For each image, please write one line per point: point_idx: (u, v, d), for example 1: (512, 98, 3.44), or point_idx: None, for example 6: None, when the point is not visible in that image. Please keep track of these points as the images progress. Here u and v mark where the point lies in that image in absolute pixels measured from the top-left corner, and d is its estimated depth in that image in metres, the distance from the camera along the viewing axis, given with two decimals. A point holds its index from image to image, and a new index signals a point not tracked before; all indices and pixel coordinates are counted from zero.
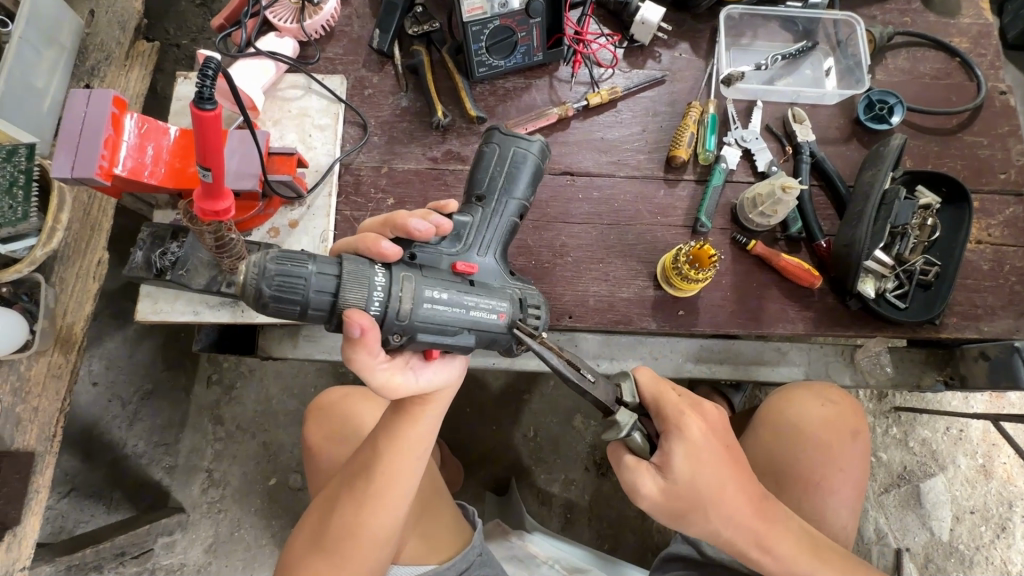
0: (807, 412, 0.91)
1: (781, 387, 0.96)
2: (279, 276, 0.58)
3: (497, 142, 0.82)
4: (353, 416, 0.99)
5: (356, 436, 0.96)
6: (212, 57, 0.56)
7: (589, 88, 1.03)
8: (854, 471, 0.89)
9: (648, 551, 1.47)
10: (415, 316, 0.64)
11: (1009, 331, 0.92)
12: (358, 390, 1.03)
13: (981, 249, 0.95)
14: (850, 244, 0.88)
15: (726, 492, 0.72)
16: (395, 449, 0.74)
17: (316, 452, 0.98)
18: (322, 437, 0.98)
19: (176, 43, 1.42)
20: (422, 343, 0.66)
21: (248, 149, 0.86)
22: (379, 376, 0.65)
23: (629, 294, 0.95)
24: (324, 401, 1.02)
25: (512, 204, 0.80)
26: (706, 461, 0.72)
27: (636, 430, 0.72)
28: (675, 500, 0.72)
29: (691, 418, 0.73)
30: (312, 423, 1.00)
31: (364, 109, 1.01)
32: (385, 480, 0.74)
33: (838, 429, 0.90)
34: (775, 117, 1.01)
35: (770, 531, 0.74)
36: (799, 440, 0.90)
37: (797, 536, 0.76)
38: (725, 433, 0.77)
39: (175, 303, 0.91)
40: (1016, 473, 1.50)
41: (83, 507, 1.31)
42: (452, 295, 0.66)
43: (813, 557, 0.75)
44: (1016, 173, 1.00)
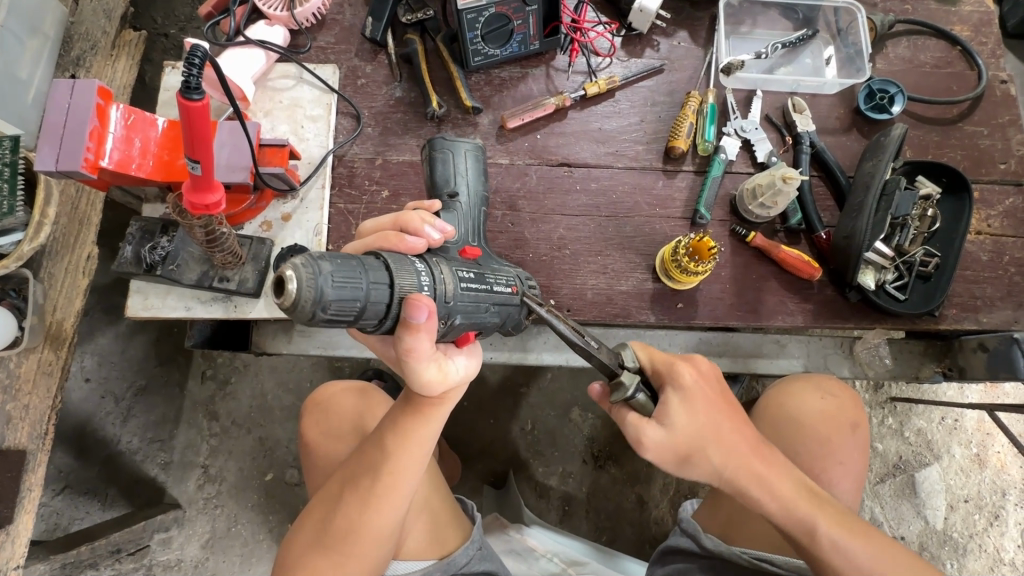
0: (806, 406, 0.91)
1: (781, 381, 0.96)
2: (333, 276, 0.52)
3: (439, 147, 0.80)
4: (349, 412, 0.97)
5: (354, 431, 0.95)
6: (199, 45, 0.55)
7: (587, 77, 1.01)
8: (854, 464, 0.88)
9: (646, 543, 1.48)
10: (459, 295, 0.63)
11: (1008, 322, 0.92)
12: (354, 386, 1.03)
13: (980, 239, 0.95)
14: (850, 237, 0.87)
15: (724, 437, 0.74)
16: (399, 449, 0.73)
17: (313, 447, 0.96)
18: (319, 432, 0.97)
19: (164, 32, 1.39)
20: (460, 328, 0.64)
21: (238, 141, 0.84)
22: (428, 370, 0.63)
23: (628, 287, 0.94)
24: (321, 397, 1.01)
25: (480, 202, 0.81)
26: (703, 402, 0.74)
27: (641, 390, 0.73)
28: (676, 445, 0.73)
29: (682, 367, 0.75)
30: (309, 418, 0.99)
31: (357, 100, 0.99)
32: (392, 480, 0.73)
33: (838, 421, 0.89)
34: (775, 107, 1.00)
35: (769, 474, 0.74)
36: (798, 434, 0.89)
37: (799, 485, 0.74)
38: (720, 385, 0.77)
39: (166, 299, 0.89)
40: (1009, 462, 1.51)
41: (78, 504, 1.32)
42: (478, 275, 0.67)
43: (815, 507, 0.73)
44: (1016, 163, 0.99)
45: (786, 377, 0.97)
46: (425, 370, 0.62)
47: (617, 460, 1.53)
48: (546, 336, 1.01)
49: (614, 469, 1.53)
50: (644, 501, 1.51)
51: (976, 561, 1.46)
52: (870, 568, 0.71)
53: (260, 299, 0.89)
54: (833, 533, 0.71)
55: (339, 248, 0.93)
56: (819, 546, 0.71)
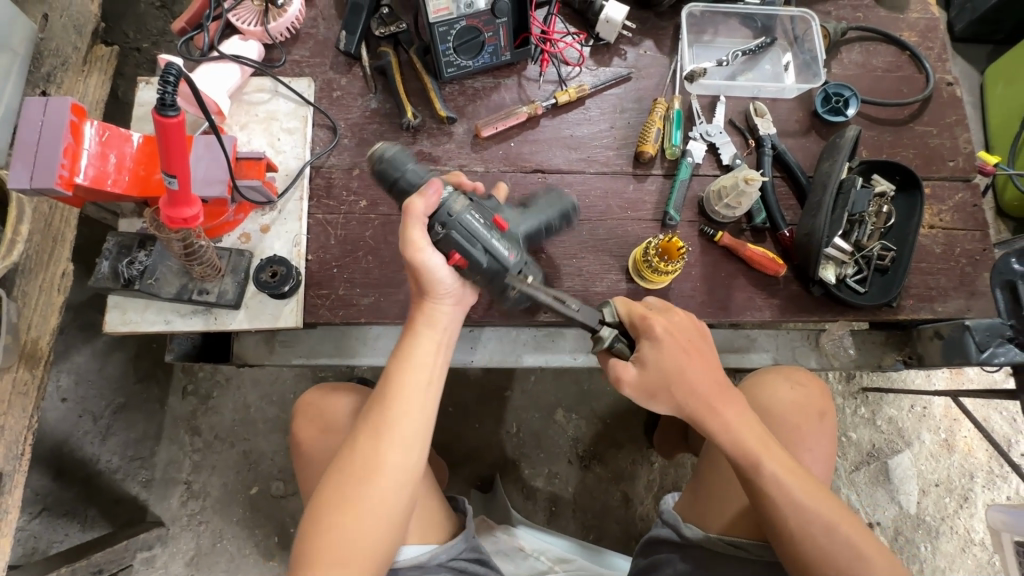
0: (776, 395, 0.94)
1: (754, 374, 0.99)
2: (396, 153, 0.80)
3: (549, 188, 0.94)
4: (338, 413, 0.98)
5: (347, 431, 0.96)
6: (173, 63, 0.57)
7: (557, 86, 1.05)
8: (821, 451, 0.92)
9: (632, 539, 1.54)
10: (461, 215, 0.75)
11: (961, 310, 0.97)
12: (340, 387, 1.02)
13: (934, 233, 1.00)
14: (810, 233, 0.91)
15: (693, 381, 0.79)
16: (402, 373, 0.76)
17: (307, 448, 0.96)
18: (311, 432, 0.97)
19: (136, 47, 1.39)
20: (450, 242, 0.75)
21: (214, 156, 0.85)
22: (421, 233, 0.73)
23: (603, 288, 0.97)
24: (308, 399, 1.01)
25: (543, 229, 0.87)
26: (673, 347, 0.79)
27: (620, 341, 0.82)
28: (648, 379, 0.80)
29: (656, 320, 0.80)
30: (301, 419, 0.99)
31: (333, 112, 1.01)
32: (403, 410, 0.75)
33: (805, 411, 0.93)
34: (737, 111, 1.04)
35: (727, 418, 0.78)
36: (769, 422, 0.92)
37: (759, 434, 0.77)
38: (695, 331, 0.82)
39: (145, 314, 0.89)
40: (976, 446, 1.58)
41: (57, 526, 1.30)
42: (487, 225, 0.77)
43: (764, 451, 0.76)
44: (964, 160, 1.05)
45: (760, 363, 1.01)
46: (416, 229, 0.73)
47: (601, 459, 1.59)
48: (530, 338, 1.01)
49: (599, 468, 1.58)
50: (630, 498, 1.57)
51: (948, 543, 1.52)
52: (808, 512, 0.73)
53: (240, 311, 0.90)
54: (778, 472, 0.75)
55: (319, 257, 0.94)
56: (761, 482, 0.75)
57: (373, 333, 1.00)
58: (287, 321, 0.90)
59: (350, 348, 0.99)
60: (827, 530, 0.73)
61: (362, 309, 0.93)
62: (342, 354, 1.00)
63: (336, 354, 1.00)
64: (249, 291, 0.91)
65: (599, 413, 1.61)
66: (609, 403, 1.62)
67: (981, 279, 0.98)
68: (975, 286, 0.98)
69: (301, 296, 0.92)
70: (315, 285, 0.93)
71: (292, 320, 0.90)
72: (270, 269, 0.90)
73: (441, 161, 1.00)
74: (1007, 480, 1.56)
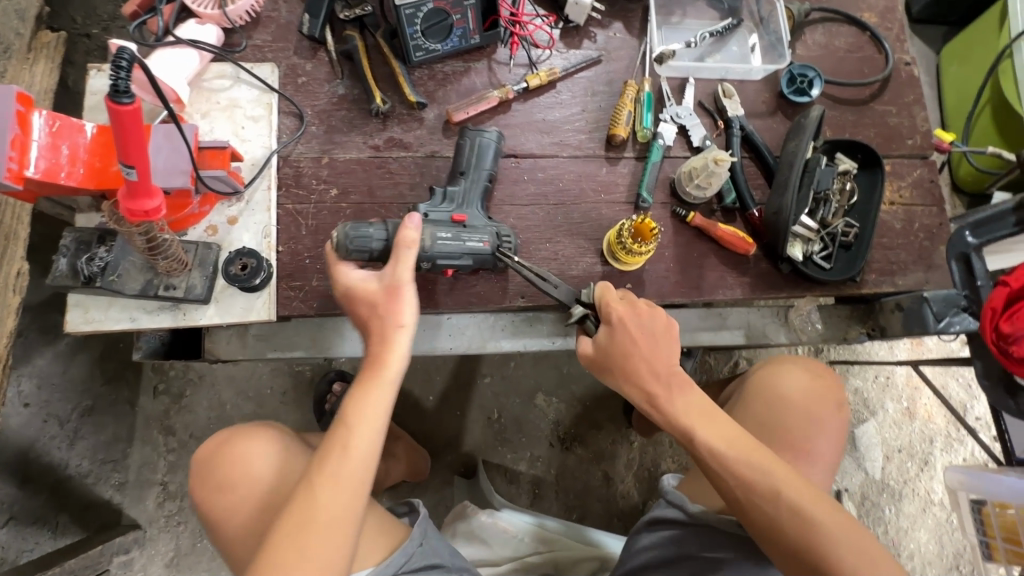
0: (784, 387, 0.97)
1: (772, 361, 1.02)
2: (355, 228, 0.80)
3: (467, 136, 0.93)
4: (235, 463, 0.90)
5: (245, 483, 0.89)
6: (126, 48, 0.54)
7: (528, 70, 1.04)
8: (830, 440, 0.94)
9: (614, 517, 1.58)
10: (436, 246, 0.83)
11: (921, 283, 1.01)
12: (230, 438, 0.93)
13: (894, 209, 1.04)
14: (778, 213, 0.92)
15: (641, 360, 0.80)
16: (355, 422, 0.74)
17: (207, 510, 0.91)
18: (207, 490, 0.91)
19: (86, 33, 1.31)
20: (441, 266, 0.85)
21: (175, 145, 0.82)
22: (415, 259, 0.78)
23: (580, 271, 0.97)
24: (202, 456, 0.94)
25: (487, 182, 0.93)
26: (628, 334, 0.81)
27: (589, 320, 0.87)
28: (602, 355, 0.82)
29: (616, 307, 0.82)
30: (195, 482, 0.92)
31: (299, 99, 0.98)
32: (356, 460, 0.73)
33: (821, 399, 0.96)
34: (706, 93, 1.06)
35: (670, 397, 0.80)
36: (785, 410, 0.95)
37: (697, 407, 0.79)
38: (658, 315, 0.82)
39: (108, 312, 0.86)
40: (935, 412, 1.66)
41: (26, 534, 1.29)
42: (453, 234, 0.84)
43: (701, 425, 0.78)
44: (922, 138, 1.09)
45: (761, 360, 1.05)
46: (399, 257, 0.77)
47: (582, 440, 1.62)
48: (505, 325, 1.01)
49: (580, 449, 1.61)
50: (611, 477, 1.60)
51: (911, 504, 1.60)
52: (744, 476, 0.75)
53: (210, 306, 0.88)
54: (710, 439, 0.77)
55: (290, 248, 0.92)
56: (698, 452, 0.78)
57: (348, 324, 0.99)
58: (260, 314, 0.88)
59: (324, 340, 0.98)
60: (767, 492, 0.74)
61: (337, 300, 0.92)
62: (318, 347, 0.98)
63: (311, 347, 0.98)
64: (218, 285, 0.88)
65: (578, 396, 1.64)
66: (588, 385, 1.64)
67: (938, 252, 1.02)
68: (932, 259, 1.02)
69: (273, 288, 0.90)
70: (287, 277, 0.91)
71: (265, 314, 0.89)
72: (239, 262, 0.88)
73: (413, 148, 0.98)
74: (963, 442, 1.65)
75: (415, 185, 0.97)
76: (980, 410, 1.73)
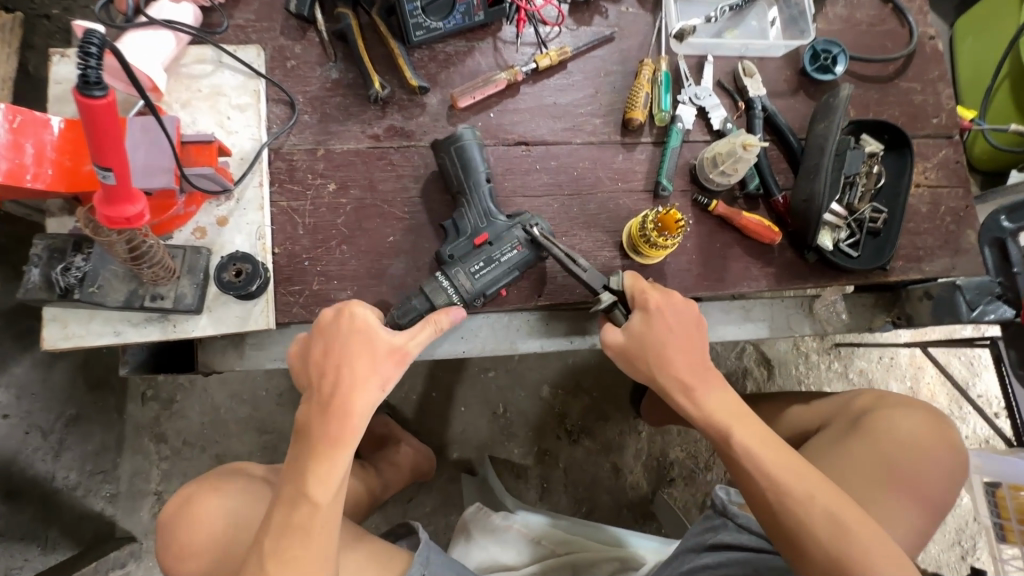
0: (895, 436, 0.81)
1: (884, 397, 0.88)
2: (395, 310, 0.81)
3: (443, 151, 0.85)
4: (198, 521, 0.84)
5: (208, 543, 0.83)
6: (94, 30, 0.47)
7: (536, 49, 0.96)
8: (941, 486, 0.78)
9: (623, 508, 1.55)
10: (478, 283, 0.81)
11: (947, 269, 0.97)
12: (191, 492, 0.88)
13: (919, 192, 1.00)
14: (810, 200, 0.88)
15: (671, 353, 0.74)
16: (317, 488, 0.67)
17: (175, 569, 0.85)
18: (173, 553, 0.85)
19: (44, 13, 1.19)
20: (493, 293, 0.83)
21: (154, 140, 0.73)
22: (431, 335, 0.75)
23: (597, 266, 0.92)
24: (166, 515, 0.88)
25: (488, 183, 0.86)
26: (659, 325, 0.75)
27: (618, 309, 0.80)
28: (629, 346, 0.76)
29: (653, 295, 0.77)
30: (161, 540, 0.87)
31: (289, 85, 0.90)
32: (317, 539, 0.66)
33: (933, 441, 0.81)
34: (726, 72, 0.99)
35: (705, 391, 0.73)
36: (897, 452, 0.79)
37: (727, 406, 0.72)
38: (690, 310, 0.77)
39: (90, 325, 0.78)
40: (938, 391, 1.66)
41: (14, 551, 1.14)
42: (484, 259, 0.82)
43: (735, 424, 0.71)
44: (947, 116, 1.04)
45: (868, 395, 0.89)
46: (420, 327, 0.75)
47: (590, 433, 1.59)
48: (518, 324, 0.95)
49: (588, 441, 1.58)
50: (619, 469, 1.58)
51: None
52: (778, 479, 0.67)
53: (202, 316, 0.80)
54: (746, 439, 0.70)
55: (287, 250, 0.85)
56: (731, 452, 0.70)
57: None
58: (257, 322, 0.81)
59: None
60: (800, 496, 0.66)
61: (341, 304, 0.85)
62: None
63: None
64: (211, 292, 0.81)
65: (585, 387, 1.60)
66: (594, 377, 1.61)
67: (964, 236, 0.99)
68: (959, 244, 0.98)
69: (270, 294, 0.83)
70: (286, 281, 0.84)
71: (263, 321, 0.81)
72: (234, 267, 0.81)
73: (416, 136, 0.91)
74: (965, 421, 1.65)
75: (419, 176, 0.90)
76: (982, 387, 1.71)
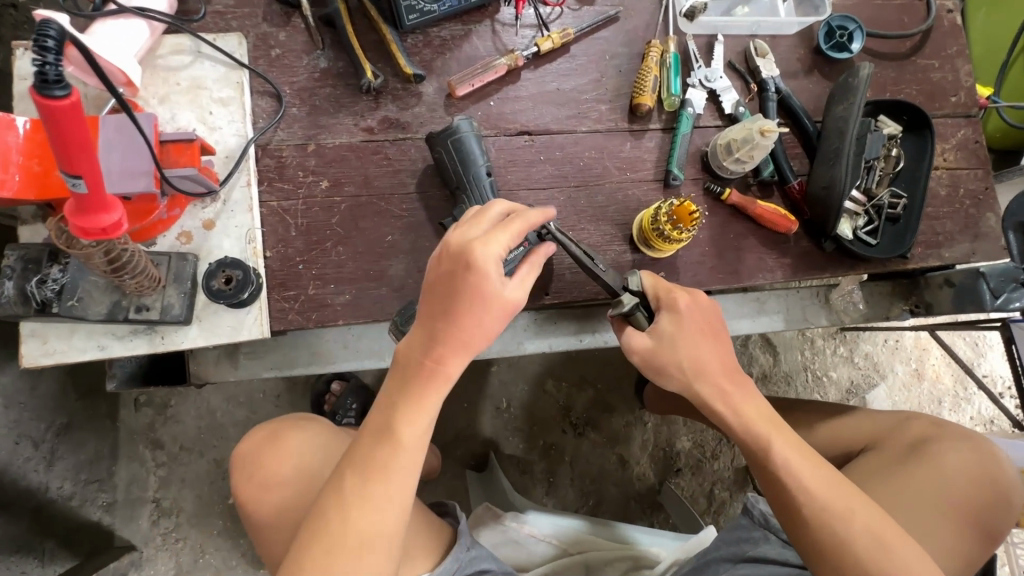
0: (944, 470, 0.77)
1: (938, 426, 0.84)
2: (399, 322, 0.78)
3: (438, 145, 0.79)
4: (282, 458, 0.88)
5: (295, 477, 0.86)
6: (52, 20, 0.41)
7: (537, 32, 0.91)
8: (984, 520, 0.75)
9: (630, 500, 1.54)
10: None
11: (966, 254, 0.94)
12: (279, 430, 0.92)
13: (938, 175, 0.96)
14: (830, 186, 0.84)
15: (702, 361, 0.71)
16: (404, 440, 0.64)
17: (250, 508, 0.87)
18: (252, 487, 0.87)
19: None
20: None
21: (129, 140, 0.68)
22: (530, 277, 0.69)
23: (606, 261, 0.88)
24: (247, 449, 0.91)
25: (488, 176, 0.82)
26: (690, 326, 0.72)
27: (640, 311, 0.75)
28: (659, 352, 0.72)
29: (681, 295, 0.74)
30: (238, 475, 0.89)
31: (274, 75, 0.84)
32: (396, 477, 0.63)
33: (984, 480, 0.77)
34: (736, 52, 0.94)
35: (738, 399, 0.71)
36: (943, 481, 0.76)
37: (764, 415, 0.70)
38: (715, 310, 0.75)
39: (71, 340, 0.73)
40: (943, 372, 1.64)
41: (10, 565, 1.09)
42: None
43: (775, 433, 0.68)
44: (966, 94, 0.99)
45: (924, 422, 0.85)
46: (525, 269, 0.68)
47: (595, 425, 1.56)
48: (525, 323, 0.92)
49: (594, 434, 1.56)
50: (626, 461, 1.56)
51: None
52: (815, 494, 0.64)
53: (192, 327, 0.76)
54: (785, 451, 0.67)
55: (279, 253, 0.80)
56: (767, 467, 0.67)
57: (353, 334, 0.88)
58: (250, 331, 0.77)
59: (327, 352, 0.87)
60: (839, 509, 0.63)
61: (338, 309, 0.80)
62: (320, 361, 0.87)
63: (312, 360, 0.87)
64: (200, 301, 0.76)
65: (590, 379, 1.58)
66: (599, 368, 1.58)
67: (984, 219, 0.95)
68: (979, 228, 0.95)
69: (263, 302, 0.78)
70: (279, 286, 0.79)
71: (257, 330, 0.77)
72: (222, 274, 0.76)
73: (412, 128, 0.86)
74: (971, 401, 1.64)
75: (417, 171, 0.85)
76: (987, 366, 1.69)
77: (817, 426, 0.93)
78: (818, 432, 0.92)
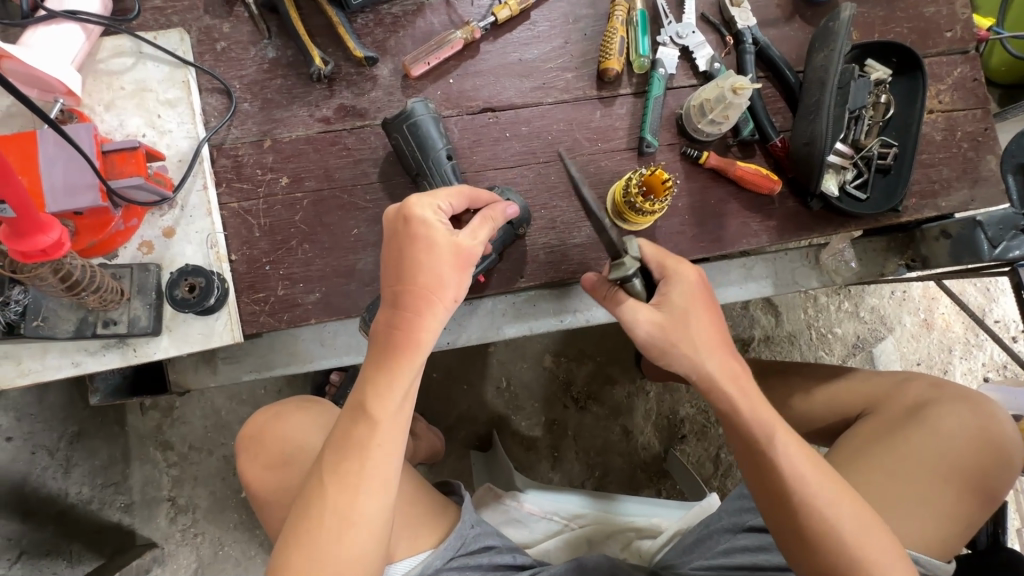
0: (942, 435, 0.76)
1: (939, 388, 0.81)
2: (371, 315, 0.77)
3: (396, 130, 0.76)
4: (286, 440, 0.87)
5: (298, 457, 0.85)
6: None
7: (494, 1, 0.86)
8: (979, 478, 0.74)
9: (637, 469, 1.53)
10: None
11: (964, 202, 0.89)
12: (282, 410, 0.91)
13: (932, 119, 0.90)
14: (811, 142, 0.79)
15: (690, 334, 0.68)
16: (378, 417, 0.61)
17: (257, 489, 0.87)
18: (258, 468, 0.87)
19: None
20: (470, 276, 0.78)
21: (71, 155, 0.68)
22: (490, 230, 0.68)
23: (582, 238, 0.84)
24: (253, 429, 0.91)
25: (449, 158, 0.78)
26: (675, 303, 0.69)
27: (637, 278, 0.68)
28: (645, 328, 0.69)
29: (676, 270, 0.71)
30: (245, 455, 0.89)
31: (222, 71, 0.80)
32: (379, 458, 0.61)
33: (984, 442, 0.75)
34: (709, 3, 0.88)
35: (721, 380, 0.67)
36: (936, 444, 0.75)
37: (749, 394, 0.66)
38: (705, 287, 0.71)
39: (45, 359, 0.73)
40: (953, 320, 1.60)
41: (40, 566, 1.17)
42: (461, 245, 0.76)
43: (760, 409, 0.66)
44: (962, 28, 0.92)
45: (923, 383, 0.82)
46: (480, 221, 0.67)
47: (597, 398, 1.55)
48: (504, 308, 0.90)
49: (595, 407, 1.55)
50: (630, 431, 1.55)
51: None
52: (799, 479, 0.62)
53: (163, 337, 0.75)
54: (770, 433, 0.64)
55: (245, 255, 0.78)
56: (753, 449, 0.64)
57: (331, 331, 0.87)
58: (221, 336, 0.76)
59: (305, 351, 0.86)
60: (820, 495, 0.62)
61: (310, 308, 0.79)
62: (299, 359, 0.86)
63: (291, 359, 0.86)
64: (168, 312, 0.76)
65: (588, 352, 1.56)
66: (597, 342, 1.56)
67: (984, 162, 0.89)
68: (978, 173, 0.89)
69: (232, 305, 0.77)
70: (248, 289, 0.78)
71: (229, 334, 0.76)
72: (186, 282, 0.75)
73: (370, 115, 0.82)
74: (982, 348, 1.60)
75: (378, 159, 0.82)
76: (1000, 312, 1.64)
77: (814, 391, 0.89)
78: (815, 397, 0.89)
